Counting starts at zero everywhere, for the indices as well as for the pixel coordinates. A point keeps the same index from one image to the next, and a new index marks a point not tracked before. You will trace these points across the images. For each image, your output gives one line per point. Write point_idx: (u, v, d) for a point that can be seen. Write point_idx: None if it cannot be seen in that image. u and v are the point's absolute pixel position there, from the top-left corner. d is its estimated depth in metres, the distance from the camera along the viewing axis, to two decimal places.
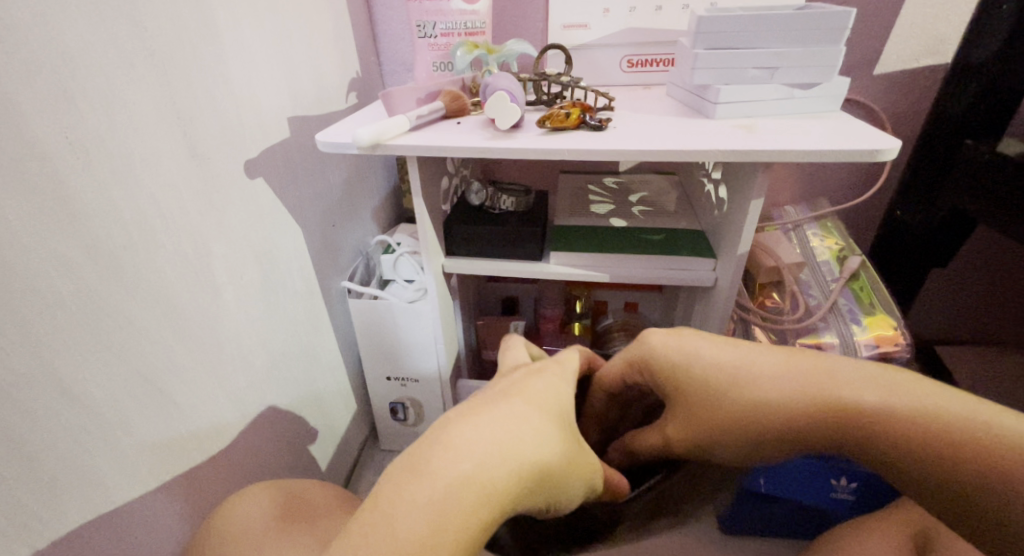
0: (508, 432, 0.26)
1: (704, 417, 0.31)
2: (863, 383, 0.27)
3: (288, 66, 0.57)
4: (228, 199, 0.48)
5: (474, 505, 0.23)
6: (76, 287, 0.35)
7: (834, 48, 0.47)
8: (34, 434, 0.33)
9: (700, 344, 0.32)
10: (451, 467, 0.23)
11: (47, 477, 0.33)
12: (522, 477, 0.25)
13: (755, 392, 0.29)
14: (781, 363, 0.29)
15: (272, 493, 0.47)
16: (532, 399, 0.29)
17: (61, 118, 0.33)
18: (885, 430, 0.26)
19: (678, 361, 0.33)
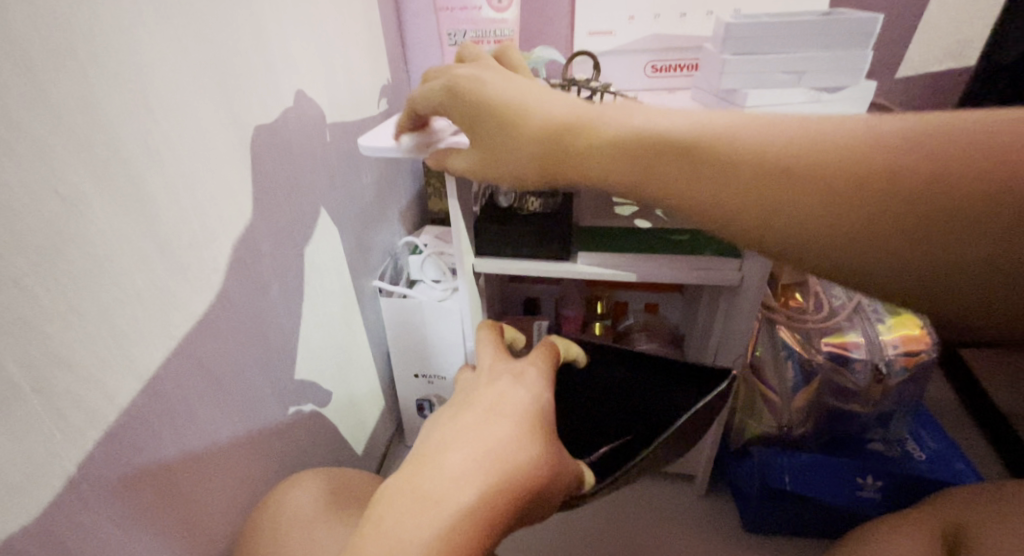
0: (498, 457, 0.28)
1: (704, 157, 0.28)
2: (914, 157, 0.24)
3: (327, 74, 0.59)
4: (276, 202, 0.50)
5: (476, 522, 0.26)
6: (153, 285, 0.37)
7: (861, 52, 0.50)
8: (118, 422, 0.34)
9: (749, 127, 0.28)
10: (449, 499, 0.26)
11: (126, 463, 0.35)
12: (514, 496, 0.27)
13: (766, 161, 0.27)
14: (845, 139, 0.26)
15: (321, 483, 0.49)
16: (524, 413, 0.31)
17: (142, 125, 0.35)
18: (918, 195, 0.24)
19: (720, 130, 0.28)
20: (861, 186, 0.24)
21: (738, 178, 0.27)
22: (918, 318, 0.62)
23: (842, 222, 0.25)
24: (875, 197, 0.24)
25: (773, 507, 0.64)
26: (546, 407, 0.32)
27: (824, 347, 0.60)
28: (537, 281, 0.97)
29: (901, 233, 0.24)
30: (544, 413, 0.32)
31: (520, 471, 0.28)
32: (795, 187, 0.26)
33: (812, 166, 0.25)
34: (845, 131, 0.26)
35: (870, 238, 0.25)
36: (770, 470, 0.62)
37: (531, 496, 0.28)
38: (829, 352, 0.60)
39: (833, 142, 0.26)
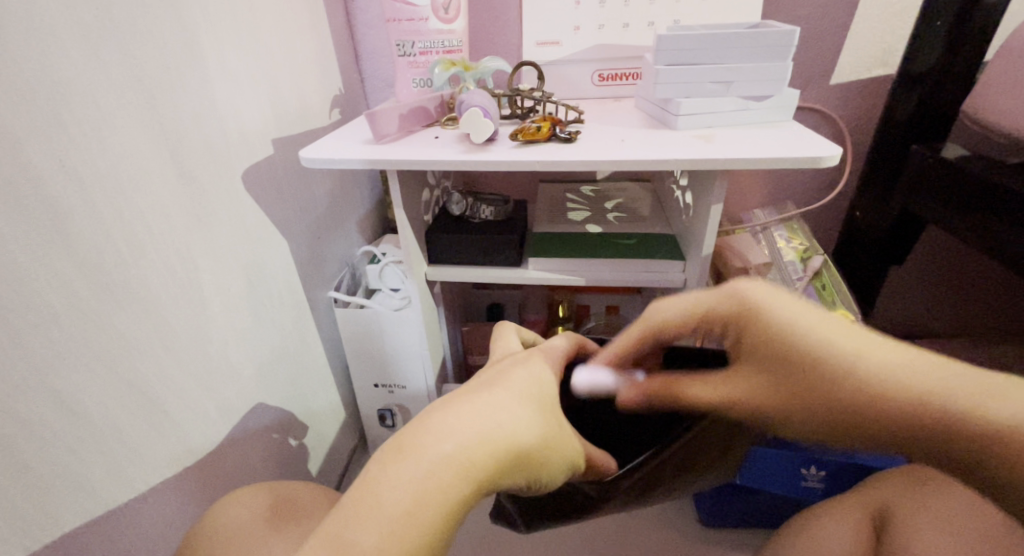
0: (489, 418, 0.28)
1: (759, 386, 0.33)
2: (789, 400, 0.31)
3: (272, 86, 0.59)
4: (214, 216, 0.50)
5: (455, 479, 0.26)
6: (69, 302, 0.37)
7: (781, 64, 0.53)
8: (29, 443, 0.34)
9: (755, 386, 0.33)
10: (434, 446, 0.26)
11: (41, 484, 0.35)
12: (500, 457, 0.27)
13: (860, 387, 0.29)
14: (770, 389, 0.32)
15: (260, 498, 0.48)
16: (518, 388, 0.31)
17: (55, 142, 0.36)
18: (795, 416, 0.31)
19: (759, 401, 0.33)
20: (765, 416, 0.33)
21: (734, 415, 0.34)
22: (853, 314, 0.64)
23: (827, 435, 0.31)
24: (858, 427, 0.29)
25: (726, 499, 0.66)
26: (537, 384, 0.32)
27: None
28: (501, 288, 0.97)
29: (859, 428, 0.29)
30: (533, 390, 0.32)
31: (506, 437, 0.28)
32: (868, 414, 0.29)
33: (885, 381, 0.29)
34: (734, 397, 0.34)
35: (870, 433, 0.29)
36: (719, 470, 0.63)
37: (516, 460, 0.28)
38: None
39: (768, 408, 0.32)
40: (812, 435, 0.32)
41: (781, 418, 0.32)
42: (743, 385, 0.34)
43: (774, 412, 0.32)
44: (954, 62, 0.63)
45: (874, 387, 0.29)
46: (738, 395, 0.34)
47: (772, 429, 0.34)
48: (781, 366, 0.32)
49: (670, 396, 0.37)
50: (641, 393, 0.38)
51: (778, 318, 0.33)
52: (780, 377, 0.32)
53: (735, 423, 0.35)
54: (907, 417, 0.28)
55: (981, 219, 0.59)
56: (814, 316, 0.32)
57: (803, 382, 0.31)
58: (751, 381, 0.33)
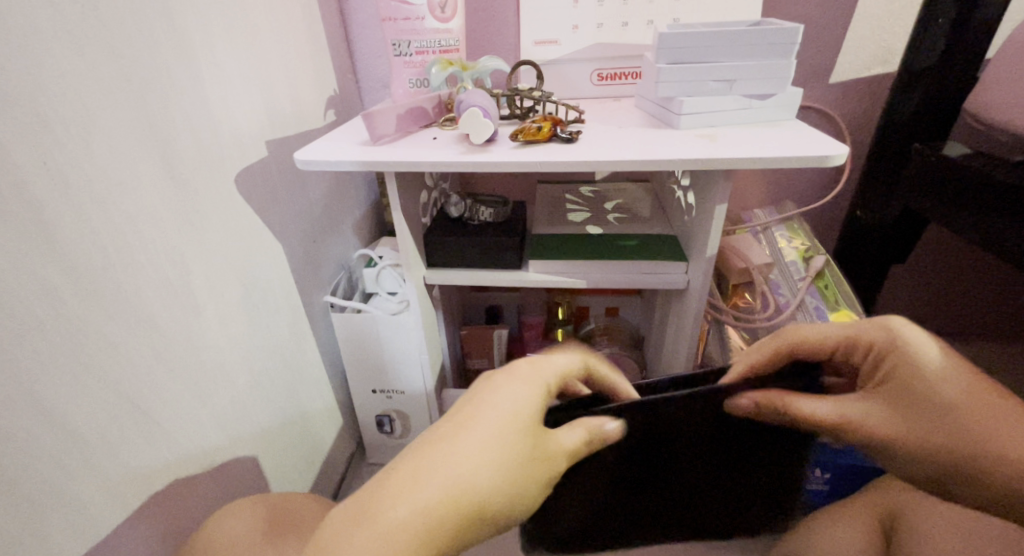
0: (447, 475, 0.30)
1: (878, 409, 0.38)
2: (883, 420, 0.38)
3: (265, 86, 0.58)
4: (207, 220, 0.49)
5: (409, 544, 0.28)
6: (55, 311, 0.35)
7: (784, 61, 0.52)
8: (14, 459, 0.33)
9: (868, 412, 0.38)
10: (390, 516, 0.28)
11: (27, 502, 0.34)
12: (460, 511, 0.29)
13: (965, 430, 0.36)
14: (874, 414, 0.38)
15: (258, 510, 0.47)
16: (483, 429, 0.32)
17: (40, 144, 0.34)
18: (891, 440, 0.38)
19: (868, 421, 0.38)
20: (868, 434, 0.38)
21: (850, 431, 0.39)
22: (856, 314, 0.63)
23: (908, 451, 0.37)
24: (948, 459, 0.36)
25: None
26: (505, 416, 0.33)
27: None
28: (499, 289, 0.96)
29: (943, 458, 0.36)
30: (505, 427, 0.32)
31: (463, 492, 0.30)
32: (995, 469, 0.35)
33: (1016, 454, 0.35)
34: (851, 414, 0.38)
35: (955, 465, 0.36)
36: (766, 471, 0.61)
37: (478, 508, 0.30)
38: None
39: (880, 427, 0.38)
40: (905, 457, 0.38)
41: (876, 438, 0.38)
42: (860, 408, 0.38)
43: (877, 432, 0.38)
44: (956, 59, 0.62)
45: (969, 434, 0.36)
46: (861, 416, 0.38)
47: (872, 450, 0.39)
48: (901, 398, 0.37)
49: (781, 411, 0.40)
50: (759, 406, 0.40)
51: (930, 371, 0.37)
52: (904, 409, 0.37)
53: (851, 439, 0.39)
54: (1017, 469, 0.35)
55: (983, 218, 0.58)
56: (951, 375, 0.37)
57: (923, 416, 0.37)
58: (870, 405, 0.38)
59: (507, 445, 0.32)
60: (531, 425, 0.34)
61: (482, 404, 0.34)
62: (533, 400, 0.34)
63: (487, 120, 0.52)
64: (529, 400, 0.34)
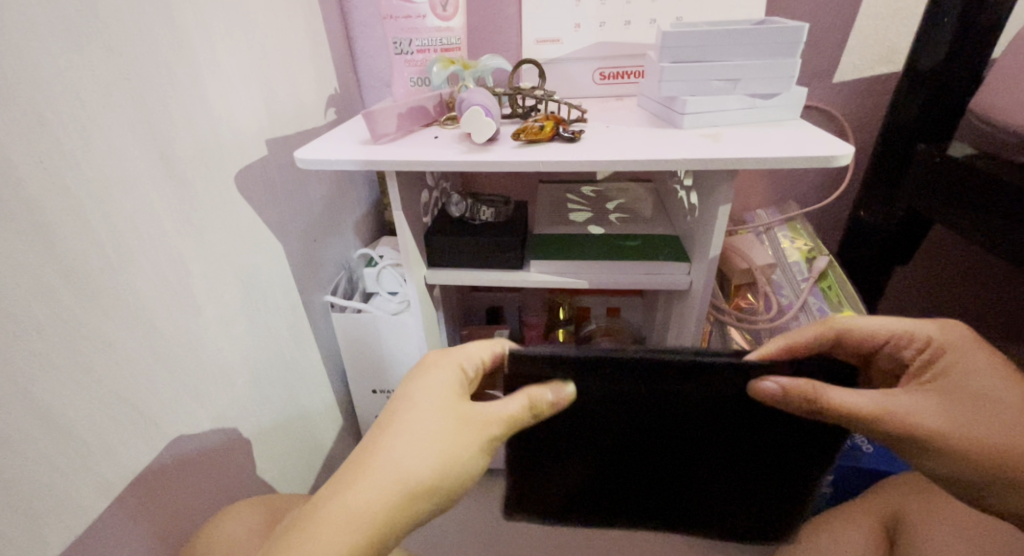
0: (370, 476, 0.33)
1: (929, 404, 0.37)
2: (932, 415, 0.37)
3: (265, 84, 0.57)
4: (207, 219, 0.48)
5: (340, 544, 0.30)
6: (53, 312, 0.35)
7: (789, 61, 0.52)
8: (12, 461, 0.32)
9: (915, 404, 0.37)
10: (322, 520, 0.31)
11: (25, 505, 0.33)
12: (388, 501, 0.32)
13: (1009, 425, 0.36)
14: (924, 408, 0.37)
15: (259, 511, 0.47)
16: (400, 429, 0.35)
17: (38, 144, 0.34)
18: (940, 436, 0.37)
19: (917, 417, 0.37)
20: (916, 430, 0.37)
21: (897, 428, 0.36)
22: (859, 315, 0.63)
23: (953, 448, 0.37)
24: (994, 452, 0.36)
25: None
26: (419, 411, 0.36)
27: None
28: (500, 289, 0.96)
29: (987, 451, 0.36)
30: (422, 421, 0.35)
31: (389, 496, 0.32)
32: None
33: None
34: (901, 409, 0.37)
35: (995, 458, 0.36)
36: None
37: (408, 494, 0.33)
38: None
39: (931, 422, 0.37)
40: (950, 453, 0.37)
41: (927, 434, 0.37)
42: (906, 402, 0.37)
43: (928, 428, 0.36)
44: (961, 60, 0.62)
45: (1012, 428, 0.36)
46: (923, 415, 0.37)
47: (916, 447, 0.37)
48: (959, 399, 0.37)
49: (814, 404, 0.36)
50: (790, 394, 0.36)
51: (985, 373, 0.38)
52: (951, 404, 0.37)
53: (897, 435, 0.37)
54: None
55: (988, 219, 0.58)
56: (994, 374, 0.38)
57: (968, 410, 0.37)
58: (917, 399, 0.37)
59: (425, 434, 0.34)
60: (448, 409, 0.36)
61: (396, 411, 0.36)
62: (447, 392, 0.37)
63: (489, 119, 0.51)
64: (443, 391, 0.37)
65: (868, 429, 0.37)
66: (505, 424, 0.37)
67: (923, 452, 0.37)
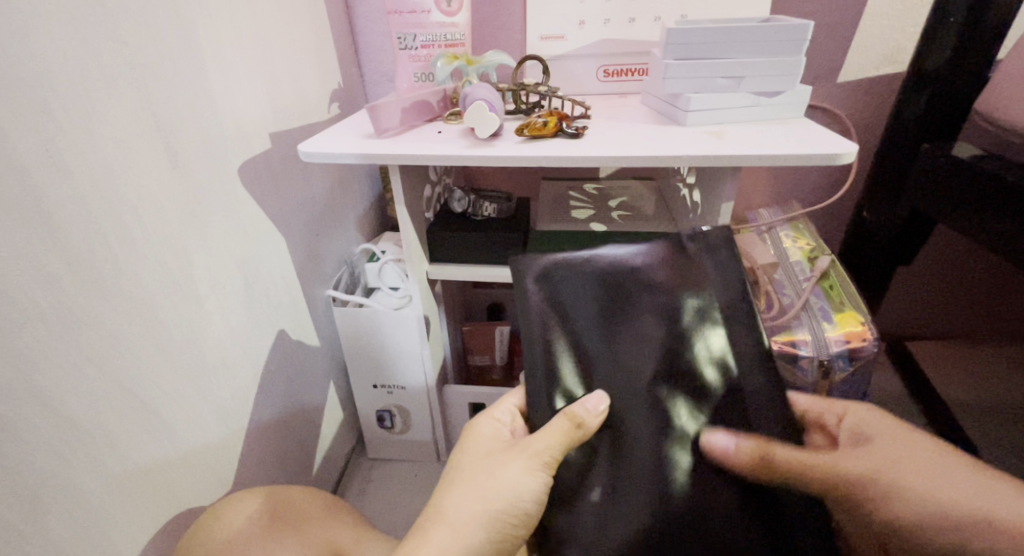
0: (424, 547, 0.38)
1: (894, 464, 0.41)
2: (889, 465, 0.41)
3: (269, 77, 0.57)
4: (210, 212, 0.49)
5: None
6: (56, 299, 0.35)
7: (794, 58, 0.51)
8: (13, 447, 0.32)
9: (884, 467, 0.41)
10: None
11: (26, 491, 0.33)
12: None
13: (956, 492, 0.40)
14: (891, 465, 0.41)
15: (259, 503, 0.47)
16: (445, 496, 0.41)
17: (42, 130, 0.34)
18: (904, 492, 0.40)
19: (879, 471, 0.41)
20: (877, 484, 0.40)
21: (853, 483, 0.40)
22: (861, 314, 0.64)
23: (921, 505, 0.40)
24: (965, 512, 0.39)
25: None
26: (461, 480, 0.42)
27: (775, 345, 0.63)
28: (501, 286, 0.96)
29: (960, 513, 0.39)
30: (468, 487, 0.41)
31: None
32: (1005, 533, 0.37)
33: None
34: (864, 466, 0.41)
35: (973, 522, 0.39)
36: None
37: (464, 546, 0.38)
38: (779, 350, 0.62)
39: (897, 480, 0.40)
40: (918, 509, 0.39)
41: (886, 483, 0.40)
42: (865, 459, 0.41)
43: (891, 482, 0.40)
44: (966, 59, 0.62)
45: (953, 493, 0.40)
46: (888, 479, 0.40)
47: (880, 502, 0.40)
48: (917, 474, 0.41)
49: (765, 462, 0.39)
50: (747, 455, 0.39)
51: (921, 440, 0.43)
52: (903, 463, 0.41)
53: (851, 480, 0.40)
54: None
55: (992, 220, 0.58)
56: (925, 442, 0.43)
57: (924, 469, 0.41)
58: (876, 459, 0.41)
59: (472, 497, 0.40)
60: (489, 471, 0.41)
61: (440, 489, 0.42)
62: (487, 461, 0.42)
63: (493, 114, 0.51)
64: (486, 446, 0.44)
65: (832, 485, 0.39)
66: (551, 444, 0.40)
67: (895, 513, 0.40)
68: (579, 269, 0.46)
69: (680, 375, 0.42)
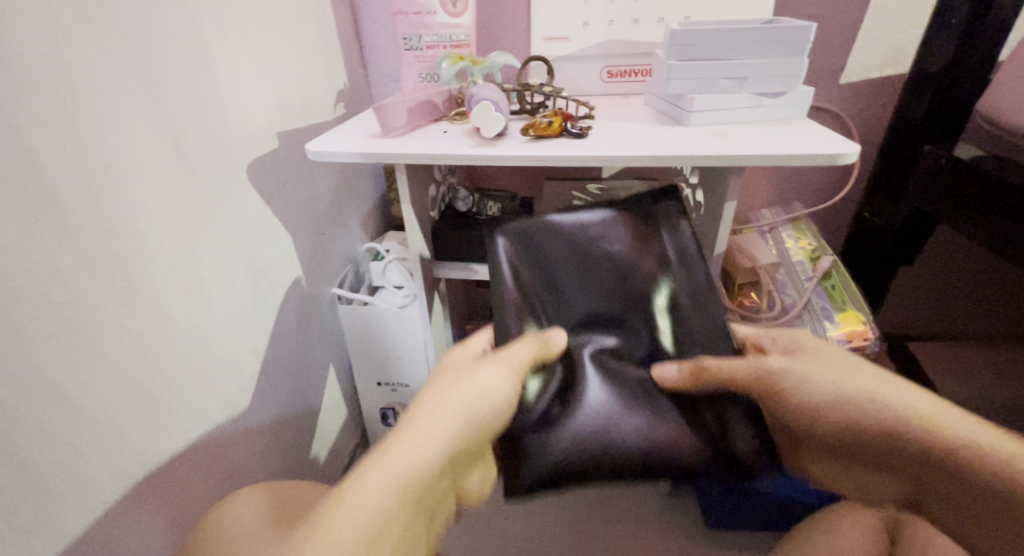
0: (392, 452, 0.34)
1: (823, 380, 0.43)
2: (821, 382, 0.43)
3: (276, 77, 0.58)
4: (218, 209, 0.49)
5: (367, 525, 0.30)
6: (70, 295, 0.36)
7: (796, 59, 0.52)
8: (27, 440, 0.33)
9: (815, 379, 0.43)
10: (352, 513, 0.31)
11: (40, 483, 0.34)
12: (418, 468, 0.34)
13: (882, 404, 0.41)
14: (826, 384, 0.43)
15: (265, 496, 0.48)
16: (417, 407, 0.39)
17: (57, 129, 0.35)
18: (830, 404, 0.42)
19: (801, 384, 0.43)
20: (798, 395, 0.43)
21: (773, 395, 0.44)
22: (863, 314, 0.64)
23: (840, 419, 0.42)
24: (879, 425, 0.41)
25: (747, 500, 0.68)
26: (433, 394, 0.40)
27: None
28: None
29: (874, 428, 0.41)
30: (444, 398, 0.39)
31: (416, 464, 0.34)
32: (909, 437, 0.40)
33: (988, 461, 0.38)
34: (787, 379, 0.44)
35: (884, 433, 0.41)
36: None
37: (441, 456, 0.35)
38: None
39: (823, 394, 0.42)
40: (839, 422, 0.42)
41: (820, 405, 0.42)
42: (795, 375, 0.43)
43: (815, 397, 0.43)
44: (968, 60, 0.62)
45: (878, 405, 0.41)
46: (813, 395, 0.43)
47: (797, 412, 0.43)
48: (845, 386, 0.42)
49: (695, 379, 0.45)
50: (681, 380, 0.46)
51: (851, 360, 0.44)
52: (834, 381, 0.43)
53: (767, 389, 0.44)
54: (942, 436, 0.39)
55: (992, 220, 0.58)
56: (868, 372, 0.43)
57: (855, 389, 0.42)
58: (807, 374, 0.43)
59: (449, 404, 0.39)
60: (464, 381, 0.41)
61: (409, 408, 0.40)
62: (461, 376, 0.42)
63: (498, 114, 0.52)
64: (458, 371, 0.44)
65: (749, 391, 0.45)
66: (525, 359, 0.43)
67: (810, 420, 0.43)
68: (550, 229, 0.52)
69: (629, 318, 0.50)
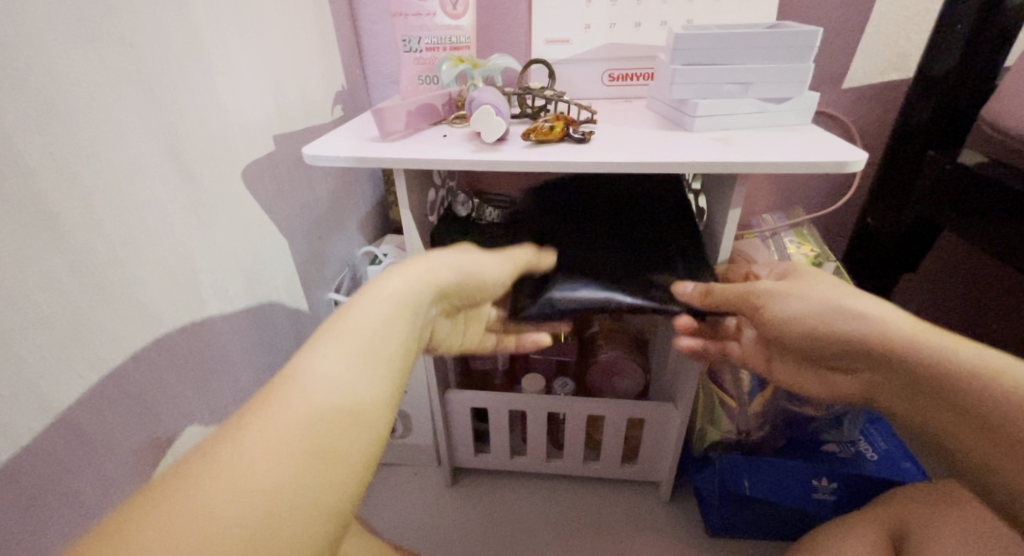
0: (350, 351, 0.28)
1: (801, 298, 0.45)
2: (795, 298, 0.45)
3: (273, 79, 0.57)
4: (214, 213, 0.48)
5: (316, 432, 0.25)
6: (60, 305, 0.35)
7: (802, 64, 0.51)
8: (13, 454, 0.32)
9: (790, 298, 0.45)
10: (293, 412, 0.25)
11: (23, 496, 0.33)
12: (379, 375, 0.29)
13: (848, 316, 0.42)
14: (801, 299, 0.45)
15: None
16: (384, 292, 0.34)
17: (48, 134, 0.34)
18: (799, 315, 0.45)
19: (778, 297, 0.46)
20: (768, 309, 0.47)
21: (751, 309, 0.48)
22: None
23: (809, 327, 0.44)
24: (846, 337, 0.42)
25: (747, 508, 0.68)
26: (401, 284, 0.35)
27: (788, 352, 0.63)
28: None
29: (839, 340, 0.43)
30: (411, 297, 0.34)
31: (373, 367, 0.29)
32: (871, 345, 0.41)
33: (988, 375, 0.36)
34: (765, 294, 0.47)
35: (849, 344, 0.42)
36: (729, 477, 0.65)
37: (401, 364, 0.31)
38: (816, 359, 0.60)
39: (796, 307, 0.45)
40: (805, 330, 0.45)
41: (792, 318, 0.45)
42: (769, 294, 0.47)
43: (787, 311, 0.46)
44: (973, 67, 0.62)
45: (850, 317, 0.42)
46: (789, 309, 0.45)
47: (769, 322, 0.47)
48: (816, 305, 0.44)
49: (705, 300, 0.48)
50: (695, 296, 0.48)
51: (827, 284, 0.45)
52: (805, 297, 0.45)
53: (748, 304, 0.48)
54: (911, 351, 0.39)
55: (997, 229, 0.58)
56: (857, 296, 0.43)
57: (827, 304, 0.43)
58: (783, 292, 0.46)
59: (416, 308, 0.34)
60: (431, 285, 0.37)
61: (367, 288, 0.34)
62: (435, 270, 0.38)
63: (499, 118, 0.51)
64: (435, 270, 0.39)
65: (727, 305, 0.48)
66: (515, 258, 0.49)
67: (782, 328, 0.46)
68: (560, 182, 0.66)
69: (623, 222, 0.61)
